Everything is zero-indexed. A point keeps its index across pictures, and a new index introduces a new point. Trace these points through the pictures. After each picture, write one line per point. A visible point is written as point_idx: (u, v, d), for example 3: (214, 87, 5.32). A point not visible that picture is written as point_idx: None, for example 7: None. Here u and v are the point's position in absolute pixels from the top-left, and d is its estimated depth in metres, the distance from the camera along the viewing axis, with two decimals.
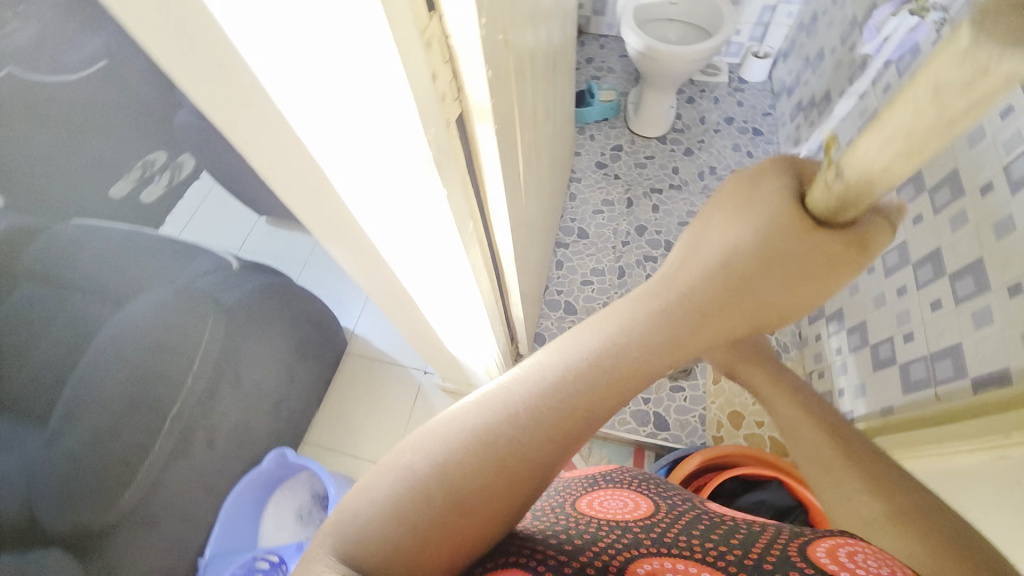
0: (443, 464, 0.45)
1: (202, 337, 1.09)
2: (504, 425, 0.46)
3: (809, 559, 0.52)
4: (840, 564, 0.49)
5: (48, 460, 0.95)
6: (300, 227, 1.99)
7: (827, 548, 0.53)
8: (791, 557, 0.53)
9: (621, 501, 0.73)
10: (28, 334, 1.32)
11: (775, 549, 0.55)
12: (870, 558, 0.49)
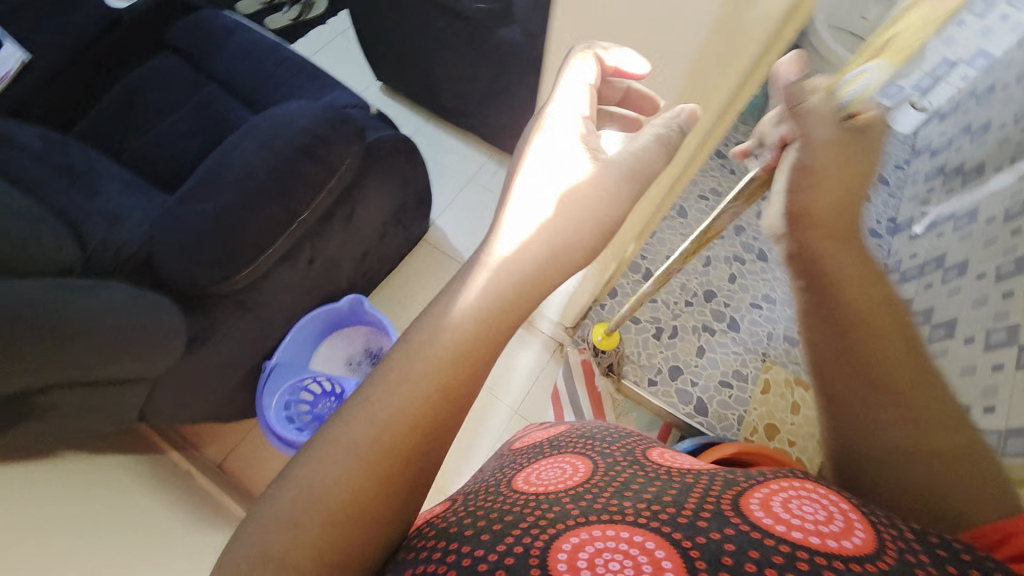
0: (312, 501, 0.44)
1: (342, 160, 1.10)
2: (369, 428, 0.47)
3: (749, 518, 0.41)
4: (779, 518, 0.41)
5: (182, 214, 0.99)
6: (412, 105, 1.97)
7: (764, 494, 0.44)
8: (725, 511, 0.42)
9: (558, 469, 0.56)
10: (162, 101, 1.34)
11: (725, 513, 0.42)
12: (806, 504, 0.42)
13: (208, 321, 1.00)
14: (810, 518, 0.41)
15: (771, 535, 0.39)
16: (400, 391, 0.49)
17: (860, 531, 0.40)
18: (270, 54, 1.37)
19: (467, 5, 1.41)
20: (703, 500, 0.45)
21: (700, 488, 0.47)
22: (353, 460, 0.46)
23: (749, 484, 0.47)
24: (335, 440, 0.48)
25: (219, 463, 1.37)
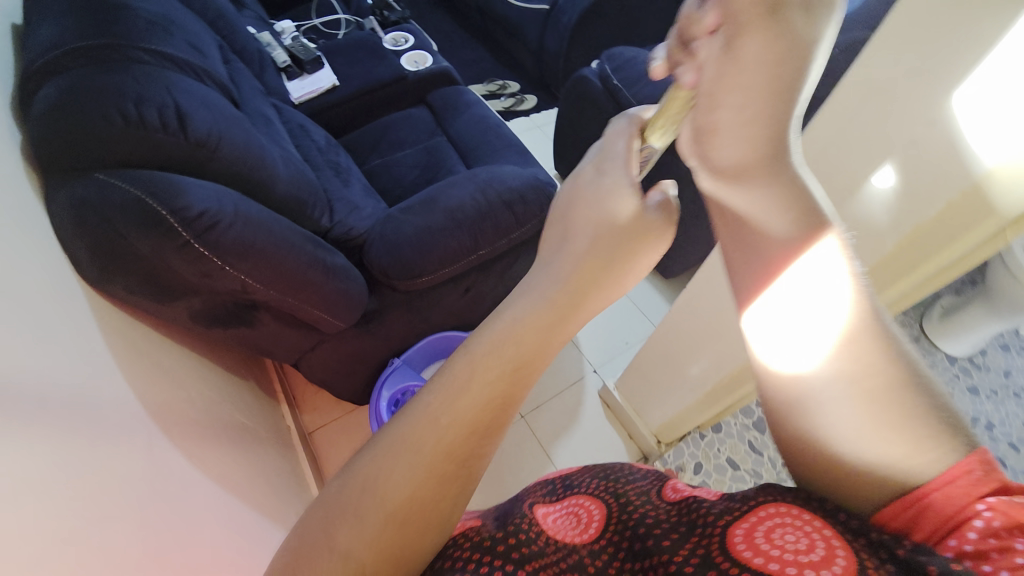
0: (381, 505, 0.44)
1: (531, 220, 1.27)
2: (432, 432, 0.47)
3: (731, 560, 0.40)
4: (766, 555, 0.38)
5: (399, 220, 1.21)
6: None
7: (746, 528, 0.42)
8: (709, 554, 0.42)
9: (571, 516, 0.55)
10: (402, 136, 1.68)
11: (714, 559, 0.41)
12: (789, 534, 0.39)
13: (383, 304, 1.21)
14: (791, 548, 0.38)
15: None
16: (448, 402, 0.48)
17: (841, 557, 0.36)
18: (493, 127, 1.69)
19: None
20: (695, 551, 0.43)
21: (698, 528, 0.45)
22: (414, 464, 0.45)
23: (733, 514, 0.44)
24: (386, 442, 0.47)
25: (310, 431, 1.48)
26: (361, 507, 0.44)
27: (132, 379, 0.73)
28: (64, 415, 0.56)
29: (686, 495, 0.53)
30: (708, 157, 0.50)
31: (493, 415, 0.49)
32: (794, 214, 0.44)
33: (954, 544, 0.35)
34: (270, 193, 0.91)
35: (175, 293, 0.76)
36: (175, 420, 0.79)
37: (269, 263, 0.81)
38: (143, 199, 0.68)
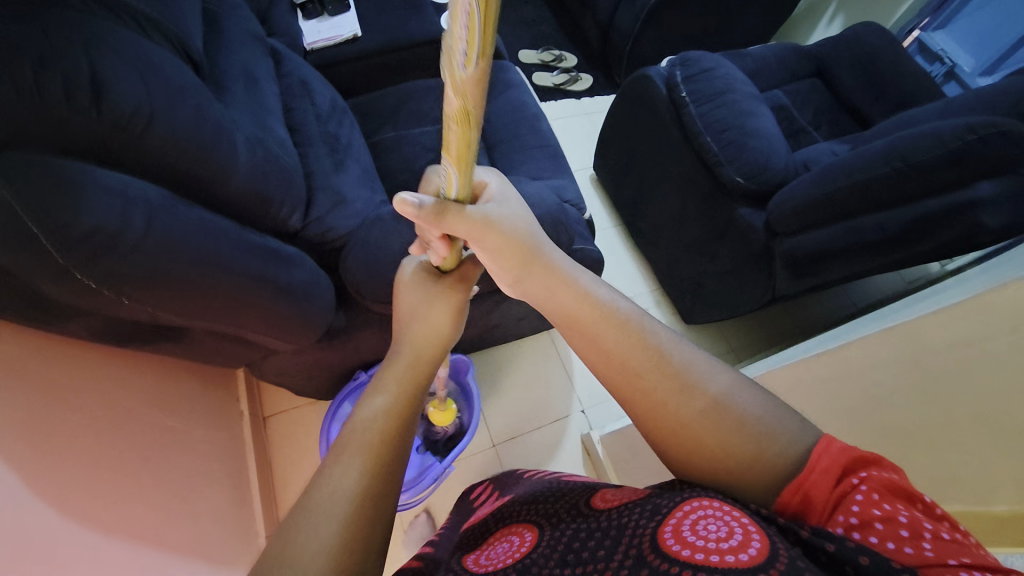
0: (324, 510, 0.50)
1: None
2: (358, 442, 0.57)
3: (663, 554, 0.48)
4: (688, 546, 0.47)
5: (387, 227, 1.02)
6: (610, 204, 1.97)
7: (674, 524, 0.51)
8: (643, 553, 0.49)
9: (505, 547, 0.65)
10: (425, 108, 1.45)
11: (646, 557, 0.48)
12: (711, 522, 0.49)
13: (352, 322, 1.04)
14: (713, 538, 0.47)
15: (690, 566, 0.45)
16: (359, 444, 0.57)
17: (757, 542, 0.45)
18: (530, 120, 1.46)
19: (725, 172, 1.39)
20: (629, 551, 0.50)
21: (629, 533, 0.53)
22: (334, 517, 0.50)
23: (662, 515, 0.53)
24: (301, 506, 0.51)
25: (264, 415, 1.37)
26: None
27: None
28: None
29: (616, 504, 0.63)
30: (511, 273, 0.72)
31: (403, 429, 0.61)
32: (619, 322, 0.67)
33: (842, 518, 0.48)
34: (217, 191, 0.73)
35: (63, 314, 0.61)
36: (52, 467, 0.67)
37: (190, 291, 0.65)
38: (5, 203, 0.51)
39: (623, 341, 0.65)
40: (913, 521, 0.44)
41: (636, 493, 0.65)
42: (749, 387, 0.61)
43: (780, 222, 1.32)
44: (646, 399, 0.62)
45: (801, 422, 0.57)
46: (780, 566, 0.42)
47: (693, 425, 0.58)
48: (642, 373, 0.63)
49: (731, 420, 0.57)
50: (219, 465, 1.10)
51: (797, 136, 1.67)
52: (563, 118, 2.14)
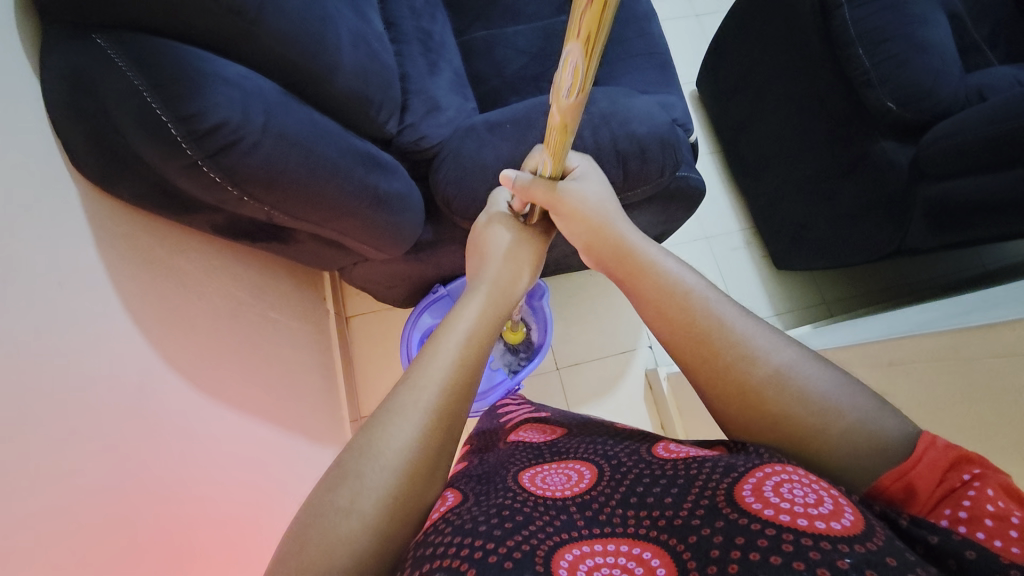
0: (399, 428, 0.51)
1: (644, 183, 0.98)
2: (434, 368, 0.56)
3: (738, 509, 0.40)
4: (771, 505, 0.40)
5: (479, 138, 0.96)
6: (709, 128, 1.76)
7: (755, 480, 0.43)
8: (715, 505, 0.42)
9: (561, 473, 0.56)
10: (520, 2, 1.29)
11: (720, 508, 0.41)
12: (796, 488, 0.41)
13: (439, 237, 1.02)
14: (800, 502, 0.39)
15: (781, 532, 0.37)
16: (439, 360, 0.57)
17: (849, 513, 0.39)
18: (639, 19, 1.26)
19: (871, 95, 1.16)
20: (699, 500, 0.43)
21: (698, 485, 0.45)
22: (416, 423, 0.51)
23: (740, 472, 0.44)
24: (386, 407, 0.53)
25: (347, 315, 1.45)
26: (361, 469, 0.48)
27: (140, 298, 0.66)
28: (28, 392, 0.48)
29: (680, 454, 0.53)
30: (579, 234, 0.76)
31: (478, 360, 0.60)
32: (683, 283, 0.64)
33: (948, 511, 0.42)
34: (323, 88, 0.69)
35: (184, 207, 0.63)
36: (189, 345, 0.74)
37: (298, 194, 0.64)
38: (140, 92, 0.52)
39: (688, 301, 0.61)
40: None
41: (704, 449, 0.55)
42: (823, 364, 0.54)
43: (931, 163, 1.11)
44: (705, 362, 0.57)
45: (888, 412, 0.50)
46: (880, 543, 0.36)
47: (755, 392, 0.53)
48: (704, 334, 0.58)
49: (804, 395, 0.51)
50: (312, 356, 1.20)
51: (967, 54, 1.35)
52: (669, 19, 1.85)
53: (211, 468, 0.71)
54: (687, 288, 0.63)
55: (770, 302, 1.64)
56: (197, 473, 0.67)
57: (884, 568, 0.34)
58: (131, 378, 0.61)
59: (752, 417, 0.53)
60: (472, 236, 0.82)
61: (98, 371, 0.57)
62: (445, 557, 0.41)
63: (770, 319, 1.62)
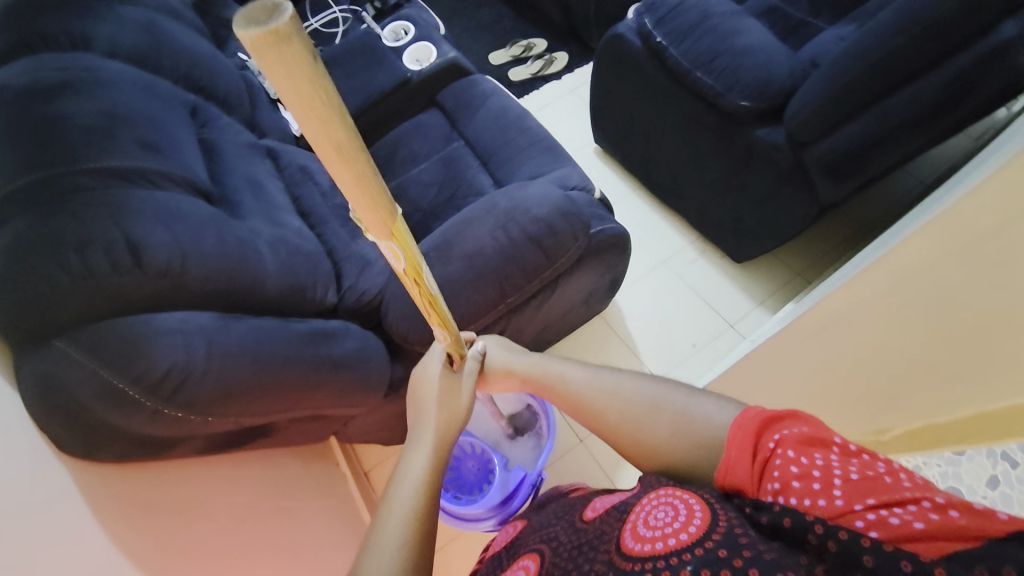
0: None
1: (565, 251, 1.08)
2: (377, 548, 0.58)
3: (625, 556, 0.49)
4: (645, 543, 0.49)
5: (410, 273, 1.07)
6: (622, 171, 1.92)
7: (633, 522, 0.52)
8: (609, 559, 0.51)
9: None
10: (415, 148, 1.50)
11: (613, 561, 0.50)
12: (661, 516, 0.51)
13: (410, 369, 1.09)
14: (662, 528, 0.49)
15: (646, 565, 0.47)
16: (385, 539, 0.58)
17: (697, 517, 0.48)
18: (513, 122, 1.46)
19: (727, 101, 1.31)
20: (600, 558, 0.52)
21: (602, 544, 0.54)
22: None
23: (626, 513, 0.54)
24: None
25: (365, 470, 1.47)
26: None
27: (147, 548, 0.70)
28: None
29: (598, 511, 0.60)
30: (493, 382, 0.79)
31: (425, 520, 0.61)
32: (566, 367, 0.74)
33: (768, 488, 0.48)
34: (256, 297, 0.80)
35: (166, 447, 0.69)
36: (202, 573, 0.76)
37: (250, 399, 0.71)
38: (99, 372, 0.61)
39: (565, 384, 0.72)
40: (826, 472, 0.45)
41: (620, 495, 0.62)
42: (671, 386, 0.65)
43: (803, 130, 1.24)
44: (589, 424, 0.68)
45: (722, 412, 0.59)
46: (717, 537, 0.45)
47: (614, 424, 0.65)
48: (579, 403, 0.69)
49: (653, 421, 0.62)
50: (339, 527, 1.20)
51: (795, 33, 1.54)
52: (551, 103, 2.11)
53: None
54: (566, 372, 0.73)
55: (749, 294, 1.67)
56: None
57: (715, 562, 0.43)
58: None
59: (632, 441, 0.63)
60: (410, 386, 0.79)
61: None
62: None
63: (757, 311, 1.64)
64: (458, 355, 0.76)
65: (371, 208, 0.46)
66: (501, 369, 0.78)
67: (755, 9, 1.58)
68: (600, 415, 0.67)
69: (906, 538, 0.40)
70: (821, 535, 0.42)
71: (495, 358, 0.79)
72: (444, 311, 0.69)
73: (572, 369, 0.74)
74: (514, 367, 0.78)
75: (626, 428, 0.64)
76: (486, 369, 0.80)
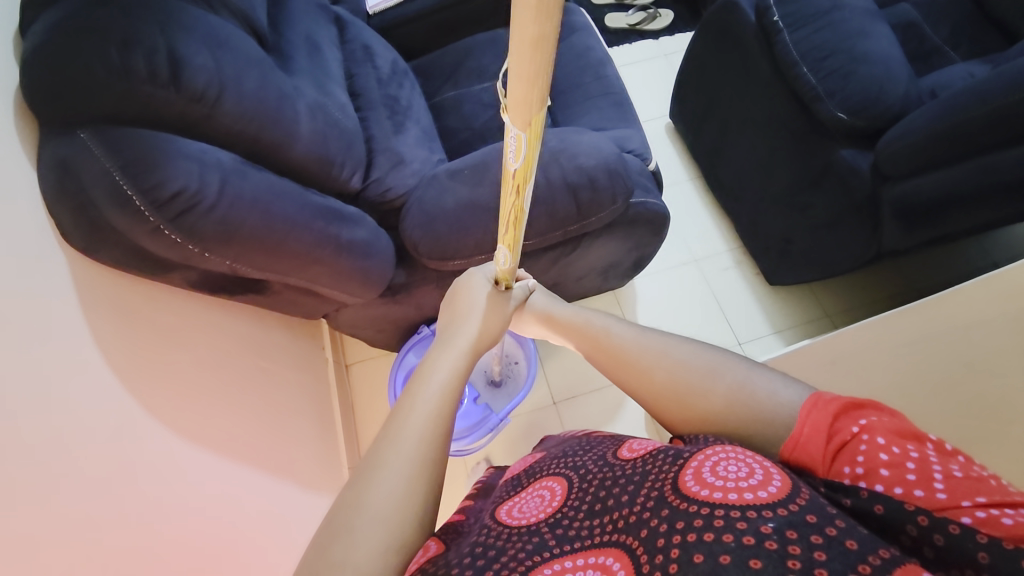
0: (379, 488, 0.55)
1: (600, 211, 1.03)
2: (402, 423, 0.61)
3: (682, 494, 0.49)
4: (711, 486, 0.48)
5: (439, 185, 1.04)
6: (686, 155, 1.81)
7: (695, 466, 0.51)
8: (665, 495, 0.50)
9: (536, 497, 0.62)
10: (482, 64, 1.42)
11: (667, 499, 0.49)
12: (731, 467, 0.50)
13: (411, 278, 1.08)
14: (733, 479, 0.48)
15: (714, 510, 0.45)
16: (411, 418, 0.61)
17: (776, 481, 0.47)
18: (592, 65, 1.37)
19: (823, 108, 1.19)
20: (651, 494, 0.51)
21: (651, 479, 0.53)
22: (399, 477, 0.56)
23: (685, 458, 0.53)
24: (369, 462, 0.58)
25: (346, 363, 1.52)
26: (354, 523, 0.53)
27: (127, 355, 0.74)
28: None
29: (640, 452, 0.60)
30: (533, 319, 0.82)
31: (452, 407, 0.64)
32: (596, 317, 0.75)
33: (847, 468, 0.48)
34: (282, 155, 0.79)
35: (162, 268, 0.72)
36: (170, 394, 0.80)
37: (262, 247, 0.72)
38: (112, 173, 0.61)
39: (600, 334, 0.72)
40: (921, 466, 0.45)
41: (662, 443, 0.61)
42: (711, 352, 0.64)
43: (891, 162, 1.13)
44: (623, 382, 0.68)
45: (790, 386, 0.57)
46: (801, 503, 0.44)
47: (662, 393, 0.63)
48: (621, 357, 0.67)
49: (706, 388, 0.60)
50: (309, 402, 1.26)
51: (926, 58, 1.37)
52: (637, 62, 1.97)
53: (181, 525, 0.73)
54: (613, 326, 0.72)
55: (769, 320, 1.61)
56: (164, 523, 0.70)
57: (804, 526, 0.42)
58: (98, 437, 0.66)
59: (687, 415, 0.60)
60: (446, 299, 0.82)
61: (66, 429, 0.62)
62: None
63: (770, 338, 1.58)
64: (507, 283, 0.78)
65: (524, 108, 0.46)
66: (545, 311, 0.81)
67: (893, 18, 1.40)
68: (653, 381, 0.64)
69: (1022, 541, 0.39)
70: (924, 527, 0.41)
71: (538, 297, 0.83)
72: (520, 231, 0.67)
73: (604, 319, 0.74)
74: (551, 308, 0.81)
75: (676, 399, 0.61)
76: (528, 307, 0.83)
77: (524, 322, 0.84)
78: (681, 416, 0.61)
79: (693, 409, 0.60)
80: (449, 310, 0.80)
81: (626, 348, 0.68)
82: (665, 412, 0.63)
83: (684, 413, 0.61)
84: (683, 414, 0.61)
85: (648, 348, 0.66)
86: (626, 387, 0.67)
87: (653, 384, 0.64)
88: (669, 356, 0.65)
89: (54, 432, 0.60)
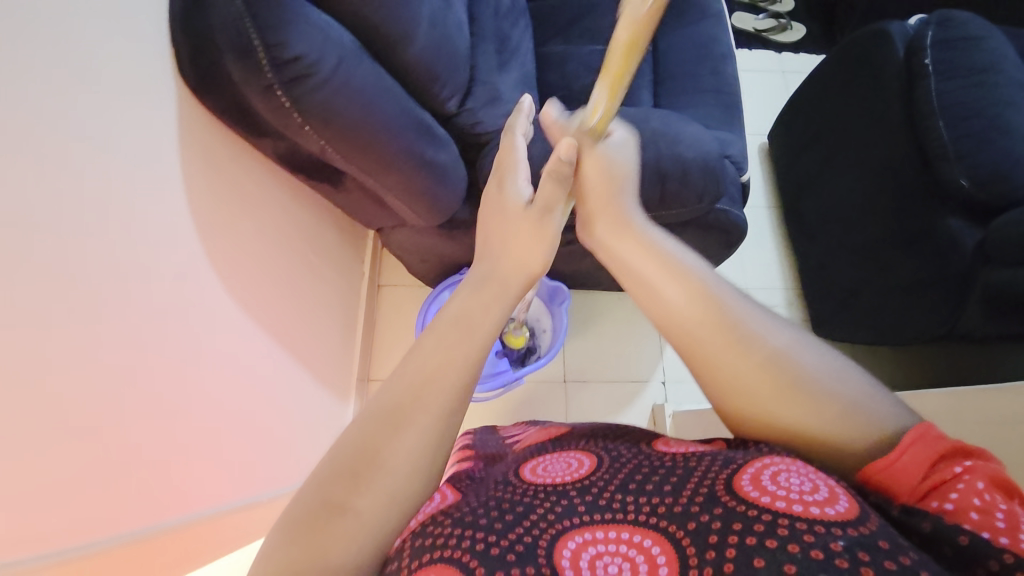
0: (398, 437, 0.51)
1: (681, 206, 1.00)
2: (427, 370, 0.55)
3: (735, 494, 0.48)
4: (769, 492, 0.47)
5: (529, 133, 1.01)
6: (772, 180, 1.72)
7: (751, 470, 0.50)
8: (714, 492, 0.49)
9: (564, 463, 0.63)
10: (599, 24, 1.35)
11: (718, 496, 0.49)
12: (793, 478, 0.48)
13: (473, 218, 1.07)
14: (795, 490, 0.47)
15: (776, 518, 0.44)
16: (441, 361, 0.56)
17: (844, 500, 0.46)
18: (712, 57, 1.29)
19: (945, 170, 1.10)
20: (700, 488, 0.50)
21: (698, 477, 0.52)
22: (423, 425, 0.52)
23: (739, 462, 0.52)
24: (387, 401, 0.53)
25: (379, 283, 1.55)
26: (368, 468, 0.50)
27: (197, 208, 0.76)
28: (71, 262, 0.55)
29: (679, 450, 0.61)
30: (603, 246, 0.70)
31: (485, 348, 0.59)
32: (686, 266, 0.61)
33: (935, 504, 0.46)
34: (395, 54, 0.78)
35: (259, 130, 0.72)
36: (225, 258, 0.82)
37: (355, 135, 0.71)
38: (243, 19, 0.60)
39: (689, 299, 0.58)
40: (1013, 517, 0.42)
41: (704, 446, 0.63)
42: (814, 346, 0.55)
43: (998, 248, 1.05)
44: (706, 369, 0.58)
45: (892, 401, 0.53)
46: (871, 528, 0.43)
47: (760, 394, 0.54)
48: (719, 343, 0.56)
49: (817, 395, 0.52)
50: (338, 307, 1.29)
51: None
52: (751, 71, 1.85)
53: (208, 380, 0.77)
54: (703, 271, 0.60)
55: None
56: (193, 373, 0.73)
57: (876, 550, 0.41)
58: (161, 275, 0.69)
59: (787, 423, 0.53)
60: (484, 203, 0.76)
61: (132, 259, 0.64)
62: (447, 548, 0.47)
63: None
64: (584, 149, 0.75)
65: None
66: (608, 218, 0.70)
67: None
68: (751, 379, 0.54)
69: None
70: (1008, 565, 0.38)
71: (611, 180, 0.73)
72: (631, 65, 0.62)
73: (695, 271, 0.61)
74: (627, 233, 0.67)
75: (777, 403, 0.53)
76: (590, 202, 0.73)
77: (591, 238, 0.72)
78: (775, 420, 0.54)
79: (796, 418, 0.52)
80: (502, 222, 0.70)
81: (725, 333, 0.56)
82: (755, 415, 0.55)
83: (781, 421, 0.54)
84: (783, 422, 0.54)
85: (749, 335, 0.55)
86: (714, 380, 0.57)
87: (747, 382, 0.54)
88: (773, 348, 0.54)
89: (125, 259, 0.63)
